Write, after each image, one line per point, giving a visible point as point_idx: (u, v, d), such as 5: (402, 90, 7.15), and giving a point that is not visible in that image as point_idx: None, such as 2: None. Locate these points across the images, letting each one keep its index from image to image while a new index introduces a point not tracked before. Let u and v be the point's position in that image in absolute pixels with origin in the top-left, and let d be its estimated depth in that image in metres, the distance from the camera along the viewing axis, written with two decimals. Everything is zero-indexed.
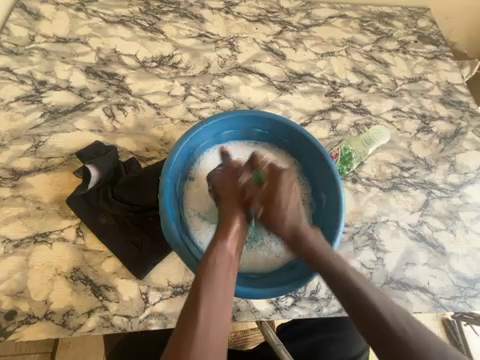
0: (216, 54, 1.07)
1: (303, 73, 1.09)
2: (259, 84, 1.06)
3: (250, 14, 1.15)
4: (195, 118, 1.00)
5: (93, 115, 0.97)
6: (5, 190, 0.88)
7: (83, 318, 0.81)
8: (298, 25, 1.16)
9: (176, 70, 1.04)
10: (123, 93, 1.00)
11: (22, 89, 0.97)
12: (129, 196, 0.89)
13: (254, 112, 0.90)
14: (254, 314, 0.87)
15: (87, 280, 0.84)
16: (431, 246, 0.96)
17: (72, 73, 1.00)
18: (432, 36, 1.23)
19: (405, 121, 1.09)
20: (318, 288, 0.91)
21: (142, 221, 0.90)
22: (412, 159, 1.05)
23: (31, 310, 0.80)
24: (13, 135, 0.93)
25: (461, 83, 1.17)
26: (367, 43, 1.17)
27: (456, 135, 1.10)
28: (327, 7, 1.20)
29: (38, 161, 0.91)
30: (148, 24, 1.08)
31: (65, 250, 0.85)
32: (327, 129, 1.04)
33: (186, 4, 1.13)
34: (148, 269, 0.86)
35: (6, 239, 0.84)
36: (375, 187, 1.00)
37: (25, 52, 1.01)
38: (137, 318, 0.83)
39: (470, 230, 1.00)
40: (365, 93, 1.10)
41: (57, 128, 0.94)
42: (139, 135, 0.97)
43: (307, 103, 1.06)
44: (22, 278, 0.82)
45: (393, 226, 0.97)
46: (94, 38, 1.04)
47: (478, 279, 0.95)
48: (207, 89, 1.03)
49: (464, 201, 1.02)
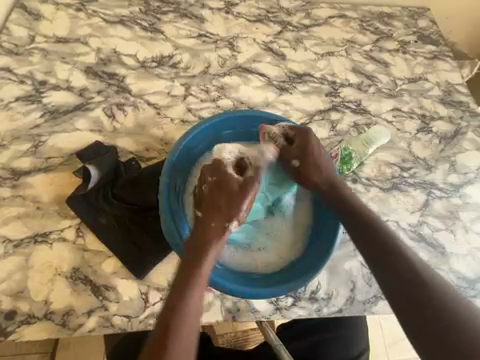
0: (216, 54, 1.07)
1: (303, 73, 1.09)
2: (259, 84, 1.06)
3: (250, 15, 1.14)
4: (195, 118, 1.01)
5: (93, 115, 0.97)
6: (5, 190, 0.88)
7: (83, 318, 0.82)
8: (298, 25, 1.15)
9: (176, 70, 1.04)
10: (123, 93, 1.00)
11: (22, 89, 0.97)
12: (129, 196, 0.89)
13: (256, 113, 0.93)
14: (254, 314, 0.88)
15: (87, 280, 0.84)
16: (431, 246, 0.97)
17: (71, 73, 1.00)
18: (432, 36, 1.23)
19: (405, 121, 1.09)
20: (318, 288, 0.91)
21: (142, 221, 0.90)
22: (412, 159, 1.05)
23: (32, 310, 0.81)
24: (13, 135, 0.93)
25: (461, 83, 1.17)
26: (367, 43, 1.17)
27: (456, 135, 1.10)
28: (327, 6, 1.20)
29: (38, 161, 0.91)
30: (148, 24, 1.08)
31: (64, 250, 0.85)
32: (327, 129, 1.04)
33: (186, 4, 1.12)
34: (148, 268, 0.86)
35: (6, 239, 0.85)
36: (375, 187, 1.00)
37: (25, 52, 1.01)
38: (137, 318, 0.83)
39: (470, 230, 1.00)
40: (365, 93, 1.10)
41: (56, 128, 0.94)
42: (139, 135, 0.97)
43: (306, 103, 1.06)
44: (22, 278, 0.82)
45: (393, 226, 0.97)
46: (94, 38, 1.04)
47: (478, 279, 0.95)
48: (207, 89, 1.03)
49: (464, 201, 1.02)
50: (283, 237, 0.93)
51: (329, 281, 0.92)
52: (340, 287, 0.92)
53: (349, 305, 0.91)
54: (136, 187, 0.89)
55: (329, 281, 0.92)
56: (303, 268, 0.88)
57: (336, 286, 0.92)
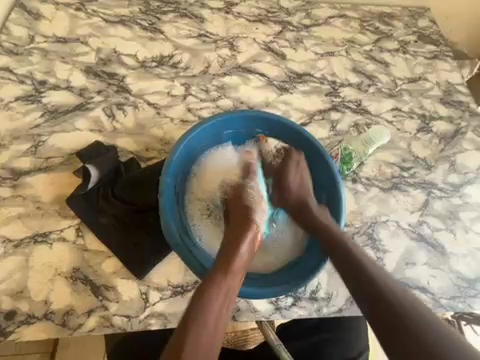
0: (216, 54, 1.07)
1: (302, 73, 1.09)
2: (259, 84, 1.06)
3: (250, 15, 1.14)
4: (195, 118, 1.01)
5: (93, 115, 0.97)
6: (5, 190, 0.88)
7: (83, 318, 0.82)
8: (298, 25, 1.15)
9: (176, 70, 1.04)
10: (123, 92, 1.00)
11: (22, 88, 0.97)
12: (129, 196, 0.89)
13: (266, 115, 0.93)
14: (254, 313, 0.88)
15: (87, 279, 0.84)
16: (431, 246, 0.97)
17: (72, 73, 1.00)
18: (432, 36, 1.23)
19: (405, 121, 1.09)
20: (318, 288, 0.91)
21: (143, 222, 0.89)
22: (412, 159, 1.05)
23: (32, 310, 0.81)
24: (12, 135, 0.93)
25: (461, 83, 1.17)
26: (367, 43, 1.17)
27: (456, 135, 1.10)
28: (327, 6, 1.20)
29: (38, 161, 0.91)
30: (148, 24, 1.08)
31: (65, 250, 0.85)
32: (327, 129, 1.04)
33: (186, 4, 1.12)
34: (147, 268, 0.86)
35: (6, 239, 0.85)
36: (375, 187, 1.00)
37: (24, 52, 1.01)
38: (137, 318, 0.83)
39: (470, 230, 1.00)
40: (365, 93, 1.10)
41: (56, 128, 0.94)
42: (139, 135, 0.97)
43: (306, 103, 1.06)
44: (22, 278, 0.82)
45: (393, 226, 0.97)
46: (94, 37, 1.04)
47: (478, 278, 0.96)
48: (207, 89, 1.03)
49: (464, 200, 1.02)
50: (279, 236, 0.94)
51: (329, 281, 0.92)
52: (340, 287, 0.92)
53: (350, 304, 0.91)
54: (135, 186, 0.89)
55: (329, 281, 0.92)
56: (303, 268, 0.88)
57: (336, 286, 0.92)
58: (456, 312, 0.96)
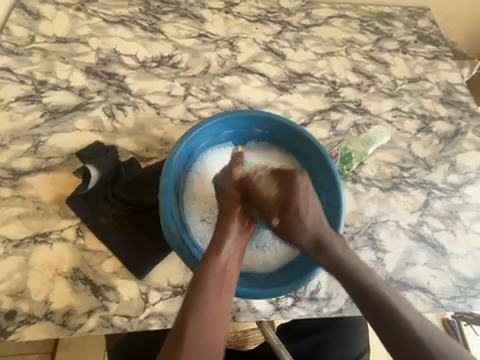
0: (216, 54, 1.07)
1: (302, 73, 1.09)
2: (259, 84, 1.06)
3: (250, 15, 1.14)
4: (195, 118, 1.01)
5: (93, 116, 0.97)
6: (5, 190, 0.88)
7: (83, 318, 0.82)
8: (298, 25, 1.15)
9: (176, 70, 1.04)
10: (123, 92, 1.00)
11: (22, 89, 0.97)
12: (129, 196, 0.89)
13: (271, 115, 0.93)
14: (254, 314, 0.88)
15: (87, 280, 0.84)
16: (431, 246, 0.97)
17: (71, 74, 1.00)
18: (432, 36, 1.22)
19: (405, 121, 1.09)
20: (318, 288, 0.91)
21: (143, 222, 0.89)
22: (412, 159, 1.05)
23: (32, 310, 0.81)
24: (12, 135, 0.93)
25: (461, 83, 1.17)
26: (367, 43, 1.17)
27: (456, 135, 1.10)
28: (327, 6, 1.20)
29: (38, 161, 0.92)
30: (148, 24, 1.08)
31: (64, 250, 0.85)
32: (327, 129, 1.04)
33: (186, 4, 1.12)
34: (147, 268, 0.86)
35: (6, 239, 0.85)
36: (375, 187, 1.00)
37: (25, 52, 1.01)
38: (137, 318, 0.83)
39: (470, 230, 1.00)
40: (365, 93, 1.10)
41: (56, 128, 0.94)
42: (139, 135, 0.97)
43: (306, 103, 1.06)
44: (22, 278, 0.82)
45: (393, 226, 0.97)
46: (94, 38, 1.04)
47: (478, 278, 0.96)
48: (207, 89, 1.03)
49: (464, 200, 1.02)
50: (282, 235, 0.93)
51: (329, 281, 0.92)
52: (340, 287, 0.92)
53: (350, 305, 0.91)
54: (135, 186, 0.89)
55: (329, 281, 0.92)
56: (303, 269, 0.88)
57: (336, 286, 0.92)
58: (456, 313, 0.96)
